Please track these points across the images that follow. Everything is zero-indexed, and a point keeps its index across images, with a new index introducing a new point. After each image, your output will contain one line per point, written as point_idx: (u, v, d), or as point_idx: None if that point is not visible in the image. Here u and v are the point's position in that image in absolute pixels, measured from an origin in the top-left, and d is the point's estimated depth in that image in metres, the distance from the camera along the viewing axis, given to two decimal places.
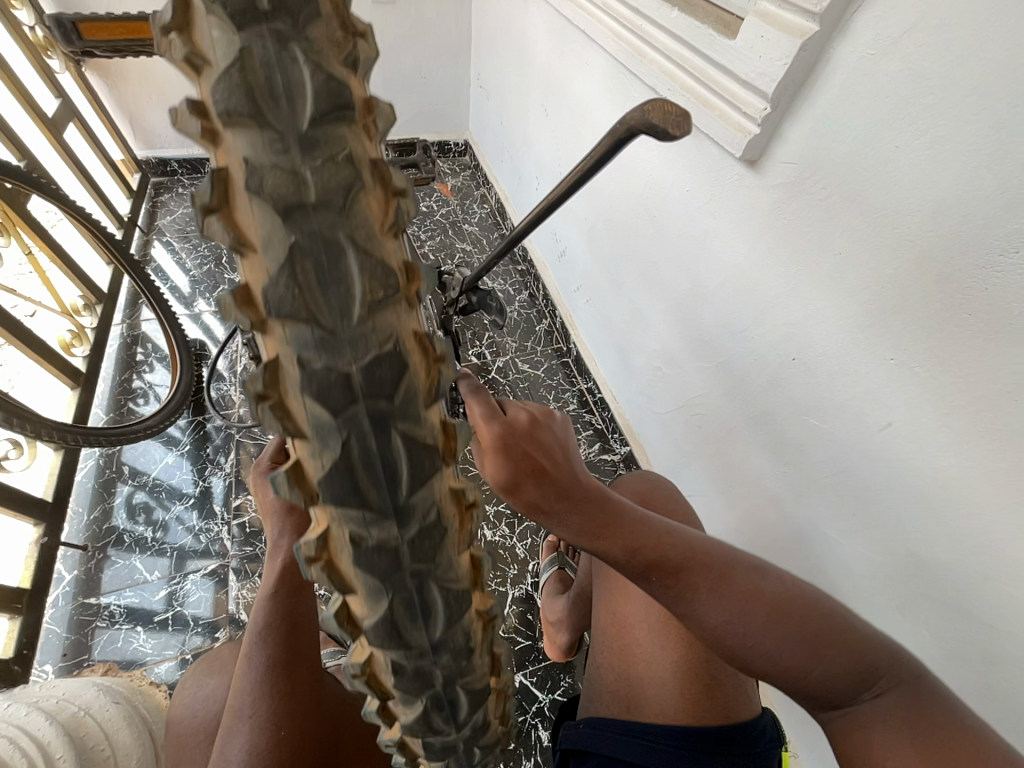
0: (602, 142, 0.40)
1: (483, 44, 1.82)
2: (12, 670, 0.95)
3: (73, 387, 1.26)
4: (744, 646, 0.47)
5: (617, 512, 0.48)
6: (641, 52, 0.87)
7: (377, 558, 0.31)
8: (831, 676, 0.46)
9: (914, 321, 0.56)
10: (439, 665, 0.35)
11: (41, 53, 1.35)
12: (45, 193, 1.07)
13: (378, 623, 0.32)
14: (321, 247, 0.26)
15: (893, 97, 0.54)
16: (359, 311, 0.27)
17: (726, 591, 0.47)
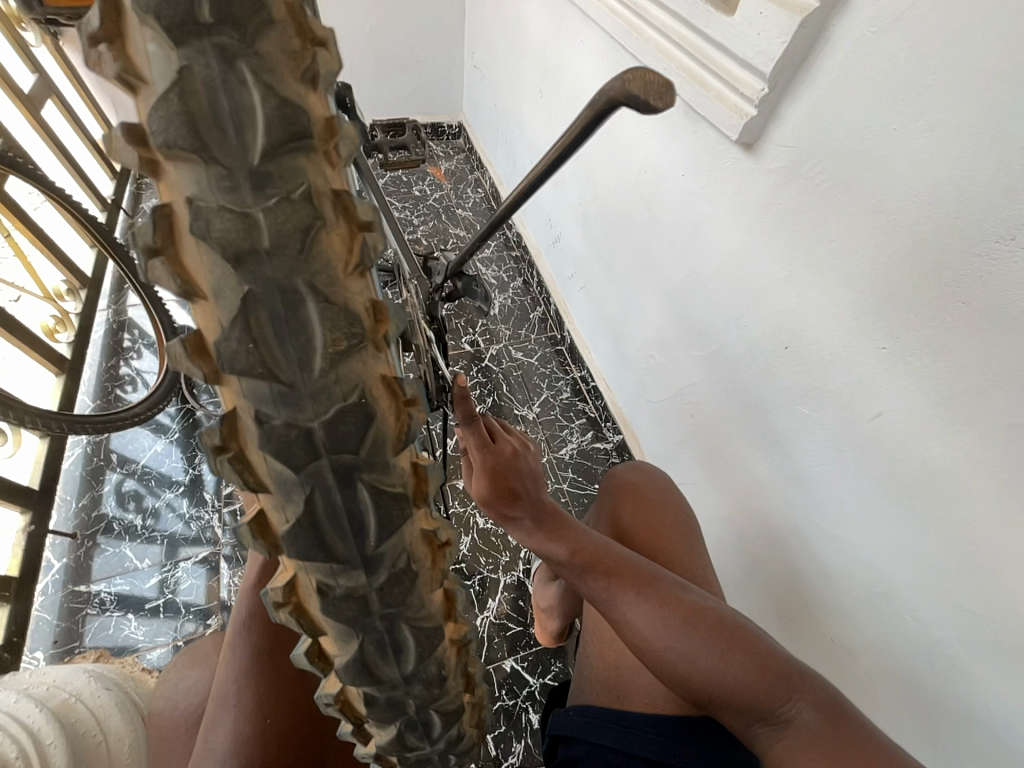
0: (584, 115, 0.38)
1: (476, 21, 1.77)
2: (2, 657, 0.95)
3: (57, 374, 1.24)
4: (661, 648, 0.48)
5: (573, 530, 0.56)
6: (636, 29, 0.84)
7: (345, 604, 0.33)
8: (749, 682, 0.46)
9: (908, 309, 0.55)
10: (411, 695, 0.37)
11: (14, 25, 1.29)
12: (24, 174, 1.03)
13: (349, 662, 0.35)
14: (278, 298, 0.27)
15: (893, 78, 0.52)
16: (318, 361, 0.29)
17: (648, 594, 0.51)
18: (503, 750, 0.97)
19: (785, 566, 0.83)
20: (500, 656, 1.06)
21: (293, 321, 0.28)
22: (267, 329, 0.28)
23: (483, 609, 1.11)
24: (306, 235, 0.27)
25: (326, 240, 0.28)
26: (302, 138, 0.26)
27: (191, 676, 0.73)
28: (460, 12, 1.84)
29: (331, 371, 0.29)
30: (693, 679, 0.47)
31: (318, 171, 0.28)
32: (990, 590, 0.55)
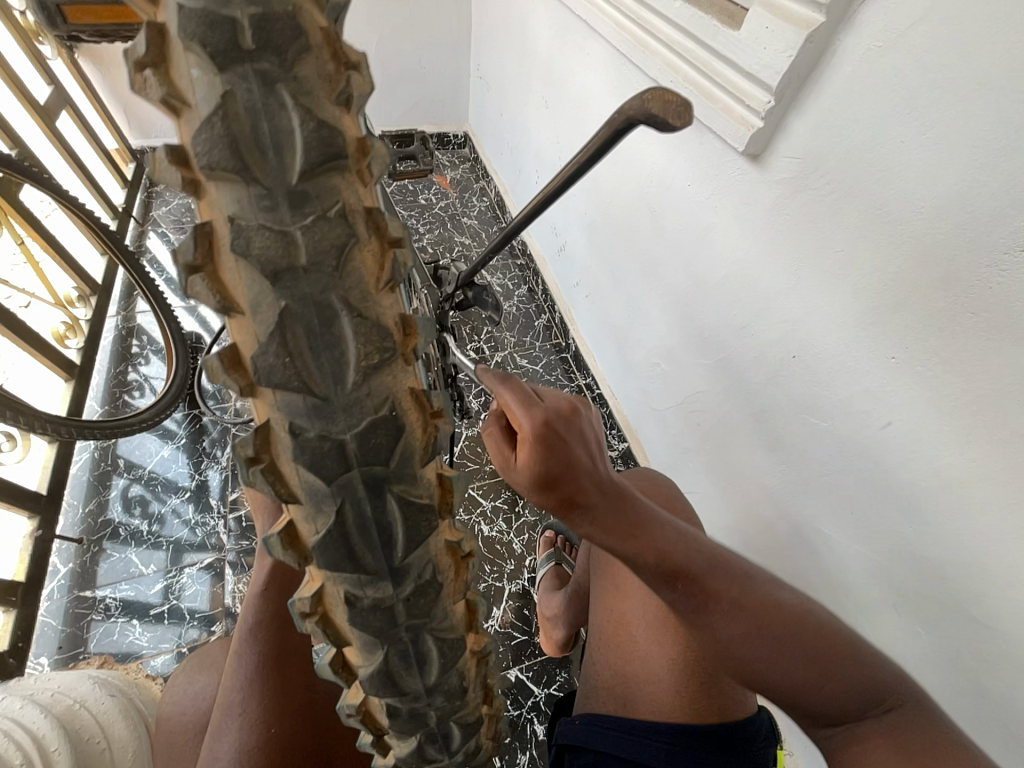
0: (601, 133, 0.39)
1: (483, 34, 1.79)
2: (7, 663, 0.94)
3: (67, 379, 1.25)
4: (755, 662, 0.47)
5: (647, 516, 0.48)
6: (642, 42, 0.86)
7: (372, 616, 0.33)
8: (843, 697, 0.46)
9: (916, 320, 0.55)
10: (433, 707, 0.38)
11: (32, 38, 1.32)
12: (39, 183, 1.05)
13: (373, 673, 0.35)
14: (315, 312, 0.28)
15: (899, 91, 0.53)
16: (353, 374, 0.29)
17: (746, 606, 0.48)
18: (507, 762, 0.96)
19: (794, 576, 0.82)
20: (504, 665, 1.05)
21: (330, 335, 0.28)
22: (306, 344, 0.28)
23: (487, 617, 1.10)
24: (341, 252, 0.28)
25: (361, 256, 0.29)
26: (337, 158, 0.27)
27: (198, 681, 0.73)
28: (466, 25, 1.87)
29: (364, 385, 0.30)
30: (784, 689, 0.47)
31: (352, 191, 0.28)
32: (1005, 603, 0.54)
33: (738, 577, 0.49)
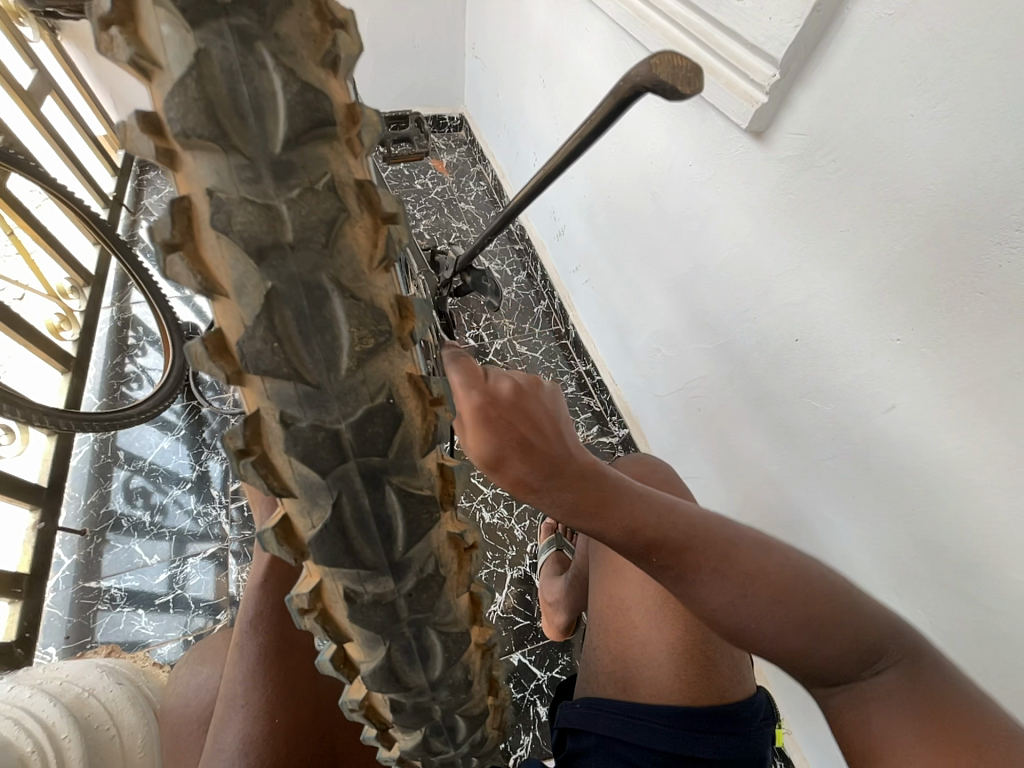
0: (605, 103, 0.37)
1: (478, 11, 1.74)
2: (15, 652, 0.96)
3: (64, 372, 1.24)
4: (744, 628, 0.45)
5: (613, 487, 0.47)
6: (643, 16, 0.83)
7: (373, 611, 0.33)
8: (838, 652, 0.45)
9: (923, 300, 0.55)
10: (438, 701, 0.38)
11: (13, 20, 1.28)
12: (25, 170, 1.02)
13: (376, 668, 0.35)
14: (304, 296, 0.27)
15: (909, 63, 0.51)
16: (345, 361, 0.29)
17: (728, 572, 0.46)
18: (511, 742, 0.97)
19: None
20: (508, 649, 1.06)
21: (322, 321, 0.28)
22: (294, 330, 0.27)
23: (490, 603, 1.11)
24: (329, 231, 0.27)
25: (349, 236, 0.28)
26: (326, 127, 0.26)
27: (201, 673, 0.73)
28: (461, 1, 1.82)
29: (356, 375, 0.29)
30: (779, 652, 0.46)
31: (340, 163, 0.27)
32: (1008, 583, 0.54)
33: (719, 536, 0.47)
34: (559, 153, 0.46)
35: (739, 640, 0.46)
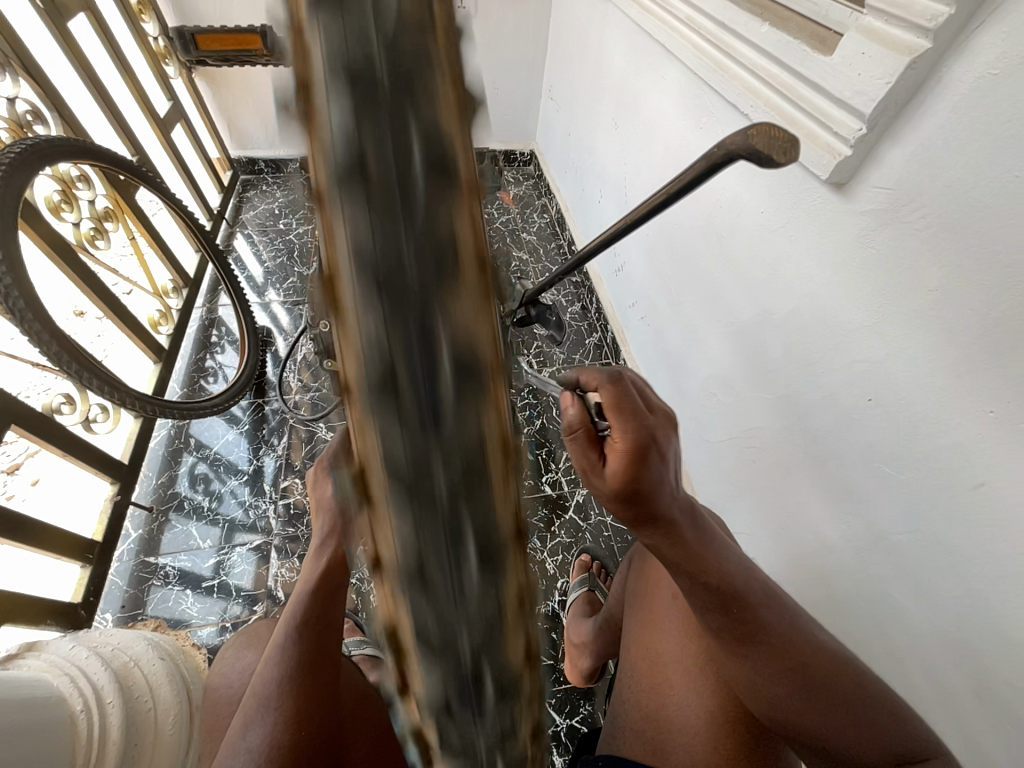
0: (689, 169, 0.33)
1: (555, 53, 1.76)
2: (79, 614, 1.03)
3: (155, 362, 1.34)
4: (786, 701, 0.50)
5: (707, 541, 0.52)
6: (723, 66, 0.83)
7: (436, 546, 0.18)
8: (874, 740, 0.48)
9: (1018, 376, 0.51)
10: (472, 612, 0.18)
11: (160, 60, 1.46)
12: (151, 185, 1.26)
13: (438, 563, 0.18)
14: (426, 471, 0.18)
15: (1002, 129, 0.50)
16: (471, 571, 0.18)
17: (790, 648, 0.51)
18: None
19: (856, 639, 0.75)
20: None
21: (474, 418, 0.19)
22: (416, 554, 0.18)
23: None
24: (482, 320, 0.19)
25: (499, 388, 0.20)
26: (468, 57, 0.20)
27: (253, 741, 0.48)
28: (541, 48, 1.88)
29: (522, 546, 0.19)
30: (793, 721, 0.50)
31: (463, 120, 0.19)
32: None
33: (778, 617, 0.52)
34: (637, 208, 0.41)
35: (771, 706, 0.51)
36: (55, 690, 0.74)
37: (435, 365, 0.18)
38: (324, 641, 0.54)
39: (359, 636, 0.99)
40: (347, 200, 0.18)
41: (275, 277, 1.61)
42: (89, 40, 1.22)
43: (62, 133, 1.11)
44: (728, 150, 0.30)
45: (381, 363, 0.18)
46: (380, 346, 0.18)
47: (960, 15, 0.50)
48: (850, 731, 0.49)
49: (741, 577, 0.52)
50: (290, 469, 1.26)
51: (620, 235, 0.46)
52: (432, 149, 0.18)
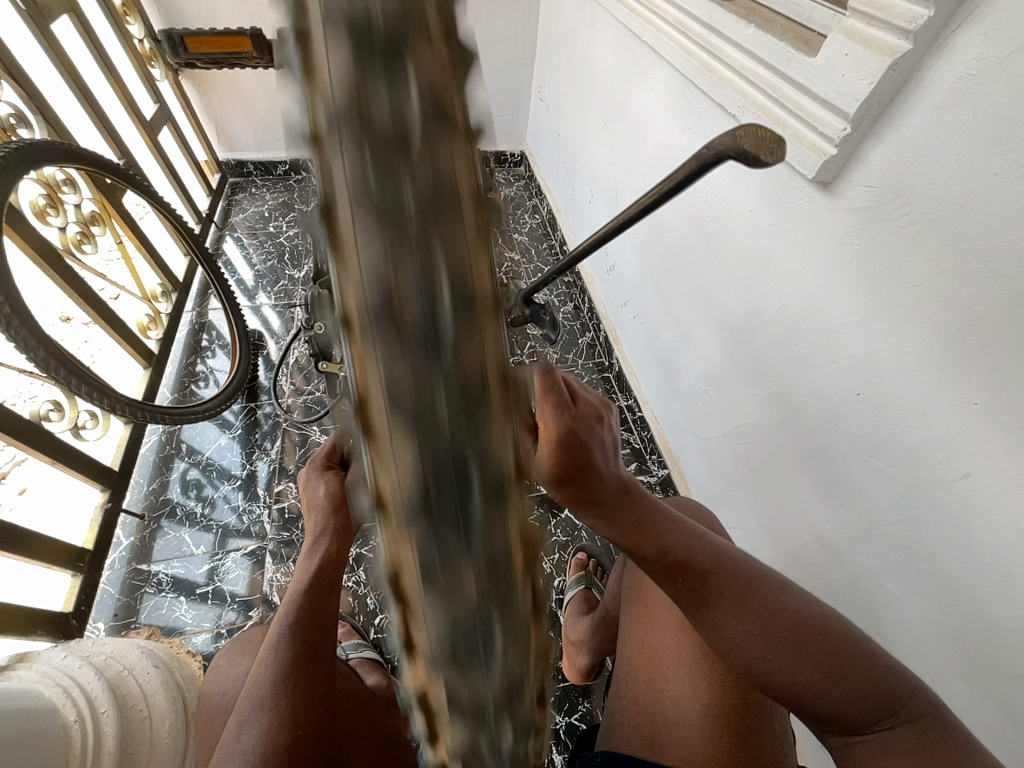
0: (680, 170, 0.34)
1: (544, 54, 1.76)
2: (70, 624, 1.02)
3: (144, 367, 1.33)
4: (761, 659, 0.49)
5: (650, 512, 0.54)
6: (710, 67, 0.84)
7: (462, 597, 0.16)
8: (852, 686, 0.48)
9: (1002, 368, 0.52)
10: (504, 664, 0.17)
11: (146, 62, 1.44)
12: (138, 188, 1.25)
13: (466, 616, 0.16)
14: (453, 519, 0.16)
15: (981, 127, 0.51)
16: (488, 575, 0.17)
17: (747, 602, 0.51)
18: None
19: None
20: None
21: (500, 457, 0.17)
22: (433, 563, 0.16)
23: None
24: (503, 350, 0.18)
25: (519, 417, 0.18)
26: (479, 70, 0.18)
27: (249, 744, 0.48)
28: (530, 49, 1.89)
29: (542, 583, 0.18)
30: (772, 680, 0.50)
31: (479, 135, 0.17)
32: None
33: (728, 571, 0.53)
34: (629, 209, 0.41)
35: (752, 671, 0.50)
36: (48, 701, 0.73)
37: (462, 402, 0.17)
38: (319, 641, 0.54)
39: (357, 639, 0.99)
40: (362, 218, 0.16)
41: (266, 280, 1.60)
42: (73, 43, 1.21)
43: (47, 136, 1.09)
44: (718, 151, 0.30)
45: (401, 400, 0.16)
46: (389, 336, 0.16)
47: (938, 17, 0.51)
48: (825, 679, 0.48)
49: (687, 541, 0.53)
50: (284, 473, 1.26)
51: (612, 235, 0.47)
52: (453, 164, 0.16)
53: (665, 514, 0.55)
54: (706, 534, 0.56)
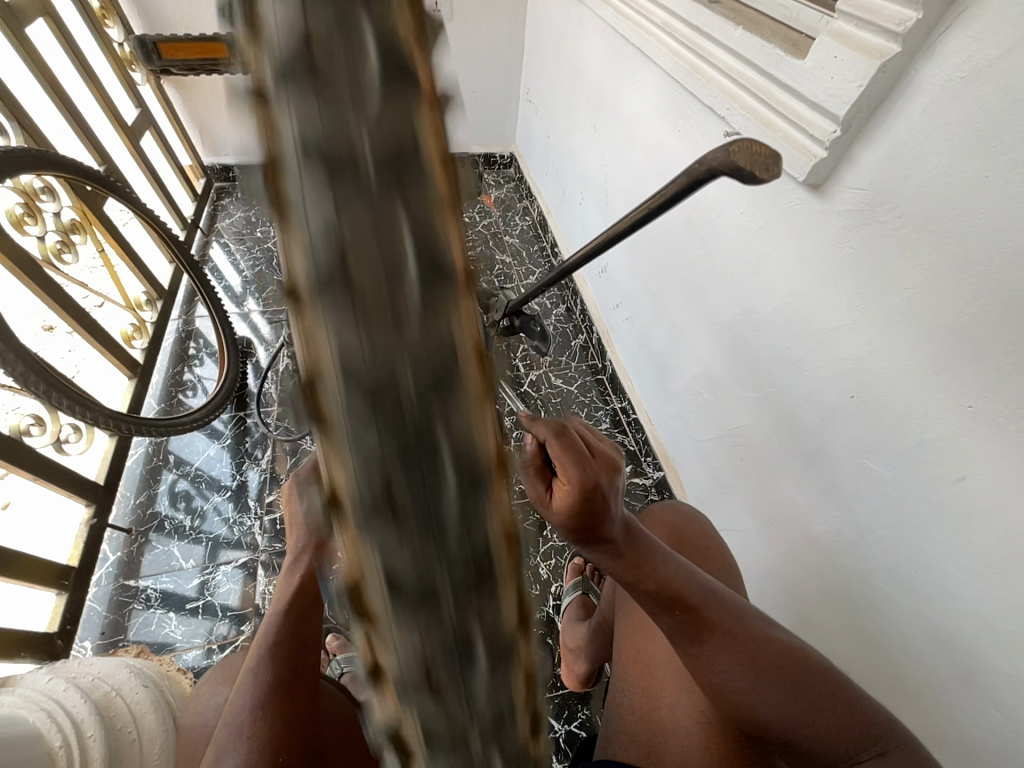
0: (672, 185, 0.33)
1: (532, 55, 1.75)
2: (55, 644, 0.99)
3: (130, 377, 1.30)
4: (749, 695, 0.49)
5: (651, 548, 0.52)
6: (698, 70, 0.84)
7: (437, 670, 0.16)
8: (832, 723, 0.48)
9: (997, 372, 0.52)
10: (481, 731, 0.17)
11: (126, 66, 1.42)
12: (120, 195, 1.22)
13: (440, 687, 0.16)
14: (428, 592, 0.16)
15: (971, 130, 0.51)
16: (477, 680, 0.17)
17: (738, 637, 0.50)
18: None
19: (847, 632, 0.76)
20: None
21: (478, 528, 0.17)
22: (420, 664, 0.16)
23: None
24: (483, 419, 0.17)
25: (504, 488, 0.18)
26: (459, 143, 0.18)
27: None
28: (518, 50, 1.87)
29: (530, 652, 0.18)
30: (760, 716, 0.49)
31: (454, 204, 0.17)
32: None
33: (721, 604, 0.52)
34: (620, 222, 0.41)
35: (740, 706, 0.49)
36: (32, 727, 0.71)
37: (435, 475, 0.16)
38: (303, 662, 0.53)
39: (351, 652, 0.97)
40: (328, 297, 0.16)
41: (253, 286, 1.57)
42: (50, 47, 1.17)
43: (23, 143, 1.06)
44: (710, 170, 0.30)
45: (372, 474, 0.16)
46: (374, 448, 0.16)
47: (926, 20, 0.51)
48: (809, 718, 0.48)
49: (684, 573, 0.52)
50: (275, 483, 1.23)
51: (604, 248, 0.47)
52: (422, 241, 0.16)
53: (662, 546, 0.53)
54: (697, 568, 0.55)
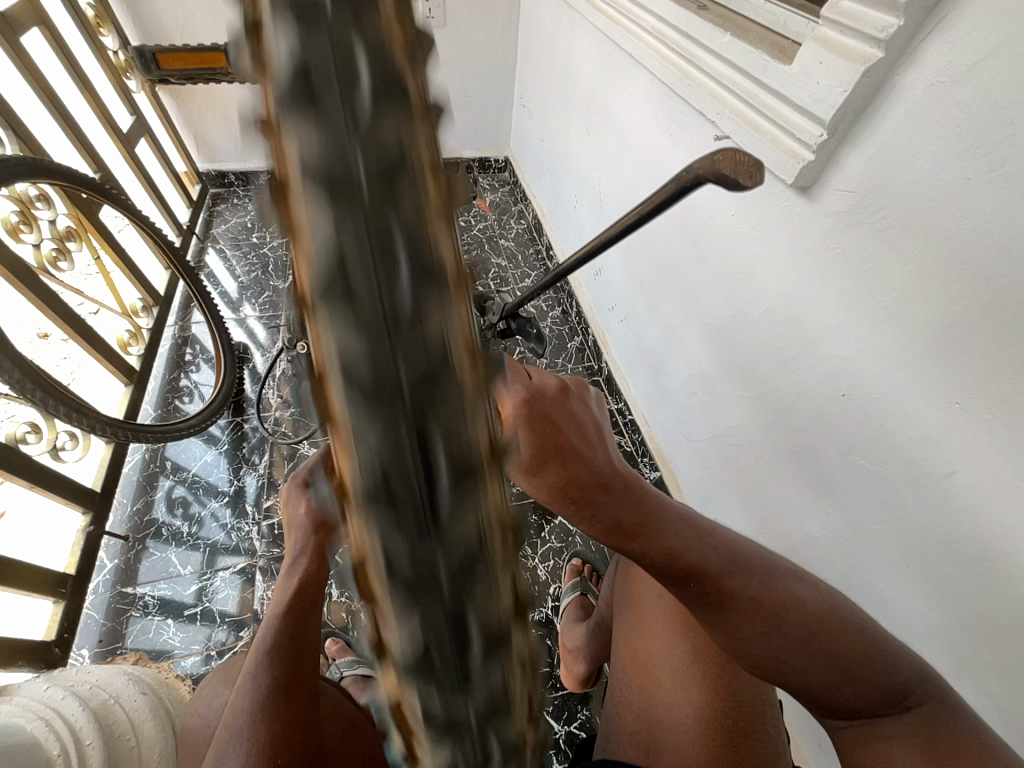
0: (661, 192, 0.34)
1: (525, 61, 1.77)
2: (53, 653, 0.99)
3: (126, 384, 1.30)
4: (776, 658, 0.48)
5: (652, 514, 0.50)
6: (689, 75, 0.85)
7: (441, 672, 0.16)
8: (861, 680, 0.47)
9: (984, 368, 0.53)
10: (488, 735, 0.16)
11: (121, 74, 1.42)
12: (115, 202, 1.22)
13: (446, 689, 0.16)
14: (429, 598, 0.16)
15: (954, 132, 0.52)
16: (482, 682, 0.16)
17: (763, 601, 0.49)
18: None
19: None
20: None
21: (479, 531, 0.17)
22: (423, 667, 0.16)
23: None
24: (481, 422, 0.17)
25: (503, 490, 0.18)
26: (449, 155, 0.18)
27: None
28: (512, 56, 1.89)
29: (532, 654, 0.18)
30: (786, 678, 0.48)
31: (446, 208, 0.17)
32: None
33: (745, 565, 0.51)
34: (610, 228, 0.42)
35: (765, 669, 0.49)
36: (30, 736, 0.70)
37: (434, 479, 0.16)
38: (301, 665, 0.53)
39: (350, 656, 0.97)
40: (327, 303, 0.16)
41: (250, 291, 1.58)
42: (45, 55, 1.18)
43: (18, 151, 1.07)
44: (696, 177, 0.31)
45: (372, 482, 0.16)
46: (374, 452, 0.16)
47: (908, 26, 0.53)
48: (837, 678, 0.47)
49: (702, 539, 0.51)
50: (272, 488, 1.23)
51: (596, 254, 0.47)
52: (418, 246, 0.16)
53: (666, 512, 0.51)
54: (717, 527, 0.54)
